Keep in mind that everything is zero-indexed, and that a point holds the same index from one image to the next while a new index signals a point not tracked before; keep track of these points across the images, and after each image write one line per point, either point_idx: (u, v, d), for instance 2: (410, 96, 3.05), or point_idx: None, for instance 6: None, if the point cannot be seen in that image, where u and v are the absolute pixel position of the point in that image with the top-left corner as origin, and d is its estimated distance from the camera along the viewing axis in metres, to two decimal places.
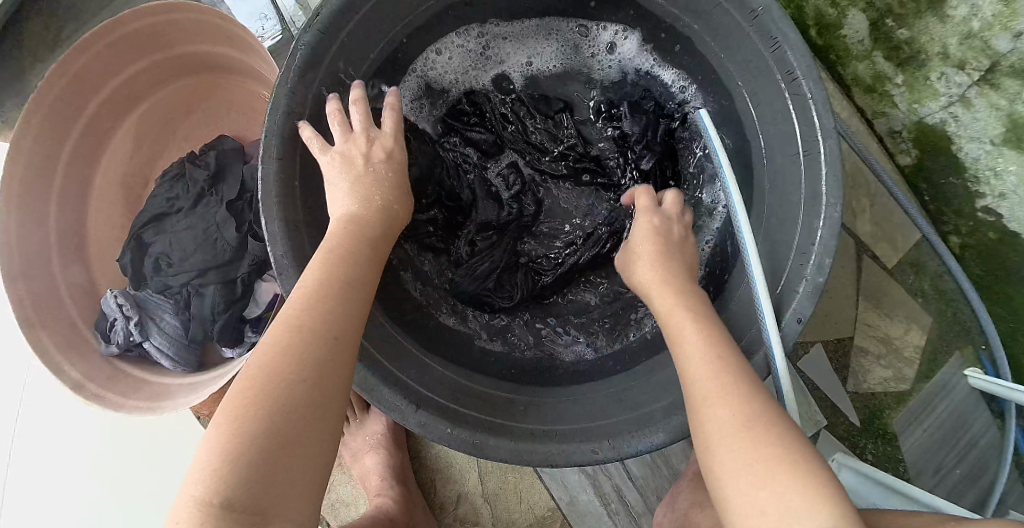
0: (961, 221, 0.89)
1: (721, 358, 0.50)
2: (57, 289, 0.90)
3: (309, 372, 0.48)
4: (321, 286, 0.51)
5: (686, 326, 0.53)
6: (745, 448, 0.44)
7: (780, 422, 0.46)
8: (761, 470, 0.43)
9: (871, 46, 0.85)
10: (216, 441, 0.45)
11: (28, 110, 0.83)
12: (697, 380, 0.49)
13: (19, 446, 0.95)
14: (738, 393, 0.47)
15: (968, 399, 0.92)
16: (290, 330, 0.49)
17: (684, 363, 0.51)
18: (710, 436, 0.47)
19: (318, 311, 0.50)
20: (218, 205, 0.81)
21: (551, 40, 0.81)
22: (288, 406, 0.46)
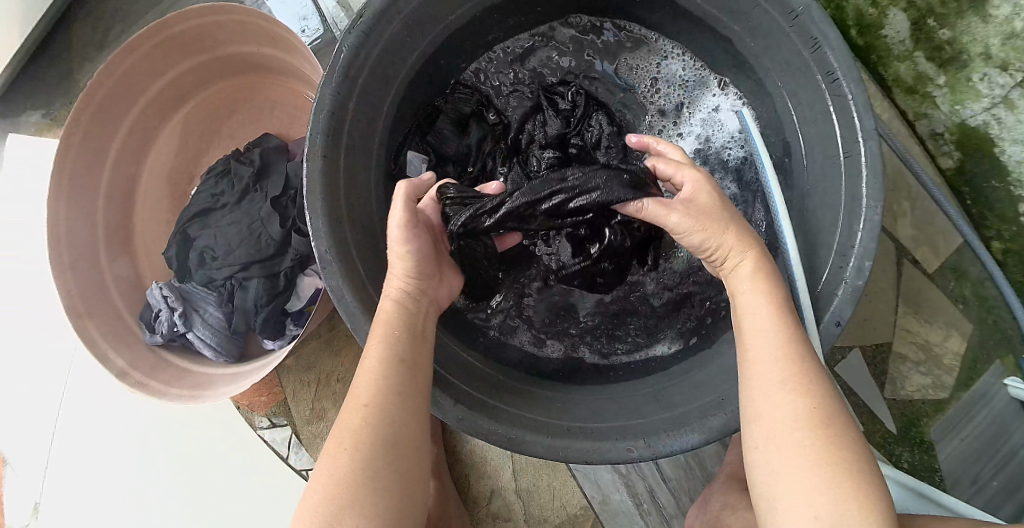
0: (1004, 226, 0.87)
1: (797, 345, 0.51)
2: (104, 281, 0.93)
3: (387, 445, 0.51)
4: (389, 360, 0.54)
5: (763, 310, 0.54)
6: (812, 449, 0.47)
7: (847, 426, 0.48)
8: (821, 478, 0.46)
9: (912, 46, 0.84)
10: (314, 507, 0.48)
11: (79, 107, 0.86)
12: (774, 367, 0.50)
13: (72, 431, 1.00)
14: (811, 390, 0.49)
15: (1007, 409, 0.90)
16: (351, 428, 0.51)
17: (759, 345, 0.52)
18: (776, 428, 0.49)
19: (375, 408, 0.51)
20: (262, 201, 0.84)
21: (646, 53, 0.79)
22: (355, 503, 0.48)
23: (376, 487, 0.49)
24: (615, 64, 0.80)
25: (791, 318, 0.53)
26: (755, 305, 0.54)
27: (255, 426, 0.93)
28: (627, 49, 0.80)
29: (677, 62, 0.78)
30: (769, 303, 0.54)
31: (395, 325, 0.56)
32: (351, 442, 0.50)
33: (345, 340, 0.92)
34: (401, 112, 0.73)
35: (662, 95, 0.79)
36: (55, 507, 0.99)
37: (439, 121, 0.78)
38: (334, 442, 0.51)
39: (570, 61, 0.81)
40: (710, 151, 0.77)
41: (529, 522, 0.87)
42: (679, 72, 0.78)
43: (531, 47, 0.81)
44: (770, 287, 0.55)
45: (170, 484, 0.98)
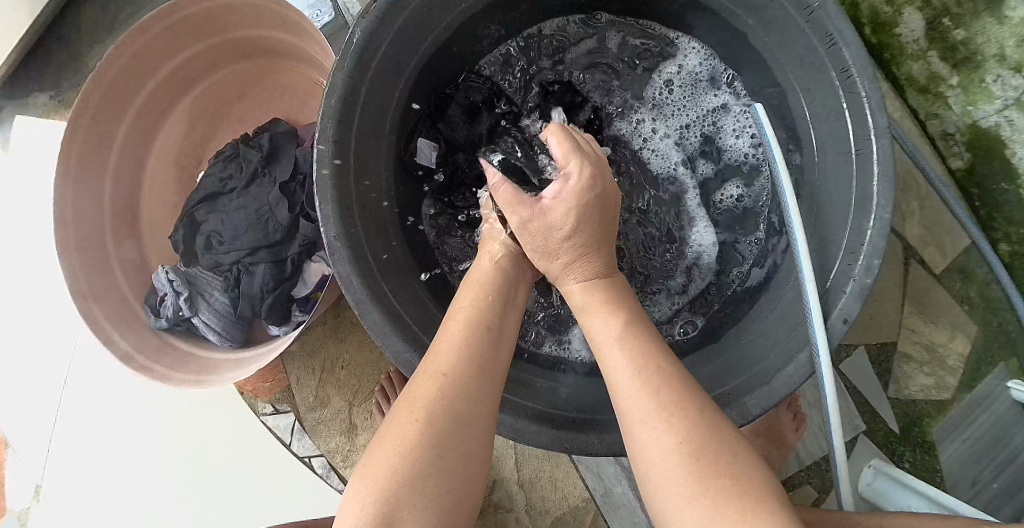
0: (1012, 228, 0.87)
1: (649, 375, 0.48)
2: (109, 263, 0.93)
3: (472, 394, 0.51)
4: (477, 319, 0.56)
5: (613, 342, 0.52)
6: (689, 483, 0.44)
7: (725, 447, 0.45)
8: (703, 514, 0.43)
9: (927, 46, 0.83)
10: (394, 435, 0.49)
11: (87, 90, 0.85)
12: (633, 405, 0.48)
13: (74, 413, 1.00)
14: (676, 419, 0.46)
15: (1009, 412, 0.90)
16: (427, 395, 0.50)
17: (613, 381, 0.50)
18: (648, 465, 0.46)
19: (453, 378, 0.51)
20: (271, 186, 0.84)
21: (667, 56, 0.80)
22: (425, 470, 0.47)
23: (446, 458, 0.48)
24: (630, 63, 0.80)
25: (646, 343, 0.51)
26: (606, 342, 0.52)
27: (259, 412, 0.93)
28: (647, 50, 0.80)
29: (698, 64, 0.79)
30: (618, 334, 0.52)
31: (480, 299, 0.58)
32: (426, 409, 0.50)
33: (351, 329, 0.92)
34: (412, 98, 0.72)
35: (676, 95, 0.79)
36: (59, 489, 0.99)
37: (449, 109, 0.78)
38: (406, 406, 0.51)
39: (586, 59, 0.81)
40: (695, 172, 0.79)
41: (530, 513, 0.87)
42: (701, 78, 0.79)
43: (548, 41, 0.81)
44: (617, 318, 0.54)
45: (171, 466, 0.98)
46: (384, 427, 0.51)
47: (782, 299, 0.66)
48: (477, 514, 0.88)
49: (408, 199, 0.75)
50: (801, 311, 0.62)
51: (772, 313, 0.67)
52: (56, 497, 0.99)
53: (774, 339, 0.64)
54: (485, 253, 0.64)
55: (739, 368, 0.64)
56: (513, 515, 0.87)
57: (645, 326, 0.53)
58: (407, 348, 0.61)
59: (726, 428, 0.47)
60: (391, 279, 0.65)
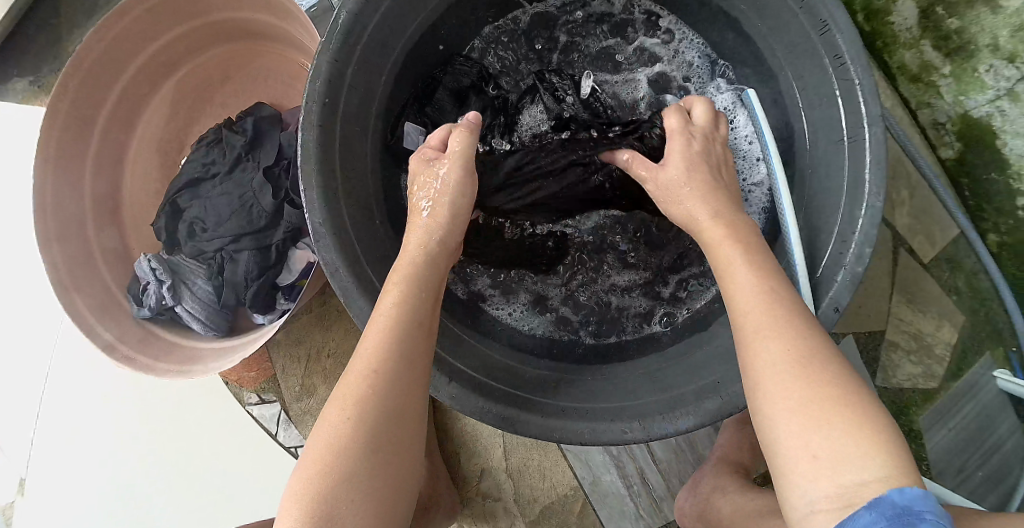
0: (1000, 219, 0.88)
1: (772, 288, 0.48)
2: (91, 252, 0.91)
3: (400, 389, 0.50)
4: (404, 307, 0.53)
5: (734, 261, 0.51)
6: (797, 382, 0.43)
7: (834, 360, 0.44)
8: (814, 411, 0.42)
9: (920, 34, 0.83)
10: (324, 436, 0.48)
11: (65, 74, 0.83)
12: (753, 317, 0.47)
13: (56, 404, 0.98)
14: (790, 325, 0.46)
15: (995, 402, 0.91)
16: (355, 396, 0.49)
17: (732, 293, 0.50)
18: (758, 369, 0.45)
19: (381, 377, 0.50)
20: (254, 171, 0.82)
21: (659, 39, 0.79)
22: (355, 473, 0.47)
23: (376, 459, 0.48)
24: (623, 48, 0.80)
25: (767, 265, 0.50)
26: (733, 262, 0.51)
27: (244, 401, 0.92)
28: (641, 35, 0.79)
29: (689, 49, 0.78)
30: (743, 255, 0.51)
31: (409, 283, 0.55)
32: (354, 411, 0.48)
33: (337, 317, 0.91)
34: (399, 82, 0.71)
35: (668, 82, 0.79)
36: (40, 481, 0.97)
37: (438, 93, 0.75)
38: (335, 408, 0.49)
39: (578, 42, 0.80)
40: None
41: (518, 501, 0.87)
42: (694, 62, 0.78)
43: (541, 26, 0.80)
44: (740, 244, 0.52)
45: (156, 458, 0.97)
46: (316, 425, 0.50)
47: None
48: (466, 502, 0.88)
49: (394, 185, 0.74)
50: (791, 299, 0.61)
51: None
52: (39, 490, 0.97)
53: None
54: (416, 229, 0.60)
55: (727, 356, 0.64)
56: (501, 504, 0.87)
57: (764, 253, 0.52)
58: None
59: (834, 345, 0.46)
60: (378, 268, 0.64)
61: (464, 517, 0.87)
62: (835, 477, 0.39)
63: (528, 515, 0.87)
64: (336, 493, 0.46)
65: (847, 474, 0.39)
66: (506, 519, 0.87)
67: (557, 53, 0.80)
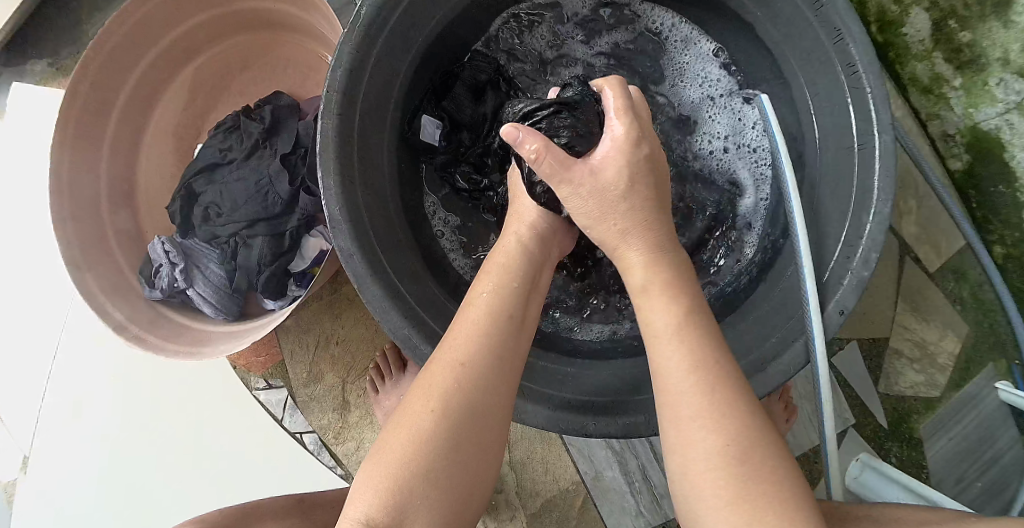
0: (1006, 230, 0.88)
1: (701, 363, 0.46)
2: (105, 234, 0.92)
3: (486, 386, 0.50)
4: (495, 308, 0.54)
5: (661, 318, 0.48)
6: (728, 493, 0.42)
7: (767, 452, 0.44)
8: (742, 522, 0.42)
9: (932, 46, 0.84)
10: (406, 427, 0.49)
11: (87, 57, 0.84)
12: (683, 401, 0.45)
13: (63, 382, 0.99)
14: (723, 421, 0.44)
15: (996, 413, 0.91)
16: (441, 388, 0.49)
17: (660, 364, 0.47)
18: (688, 463, 0.44)
19: (469, 375, 0.50)
20: (271, 158, 0.83)
21: (661, 38, 0.80)
22: (434, 463, 0.47)
23: (458, 450, 0.48)
24: (624, 44, 0.81)
25: (704, 344, 0.47)
26: (662, 331, 0.48)
27: (251, 386, 0.93)
28: (641, 30, 0.80)
29: (695, 47, 0.79)
30: (674, 324, 0.48)
31: (505, 285, 0.56)
32: (439, 402, 0.49)
33: (347, 306, 0.92)
34: (418, 74, 0.72)
35: (670, 79, 0.80)
36: (46, 459, 0.98)
37: (456, 88, 0.77)
38: (420, 397, 0.50)
39: (580, 38, 0.81)
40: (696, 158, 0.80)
41: (520, 494, 0.88)
42: (698, 60, 0.79)
43: (540, 23, 0.80)
44: (676, 308, 0.48)
45: (160, 440, 0.98)
46: (397, 418, 0.51)
47: (779, 291, 0.67)
48: None
49: (409, 176, 0.74)
50: (798, 301, 0.62)
51: (769, 302, 0.67)
52: (43, 467, 0.98)
53: (770, 328, 0.65)
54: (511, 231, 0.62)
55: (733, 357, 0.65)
56: (503, 496, 0.88)
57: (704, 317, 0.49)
58: (406, 324, 0.61)
59: (770, 429, 0.45)
60: (392, 254, 0.64)
61: None
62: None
63: (530, 508, 0.88)
64: (412, 483, 0.47)
65: None
66: (507, 511, 0.88)
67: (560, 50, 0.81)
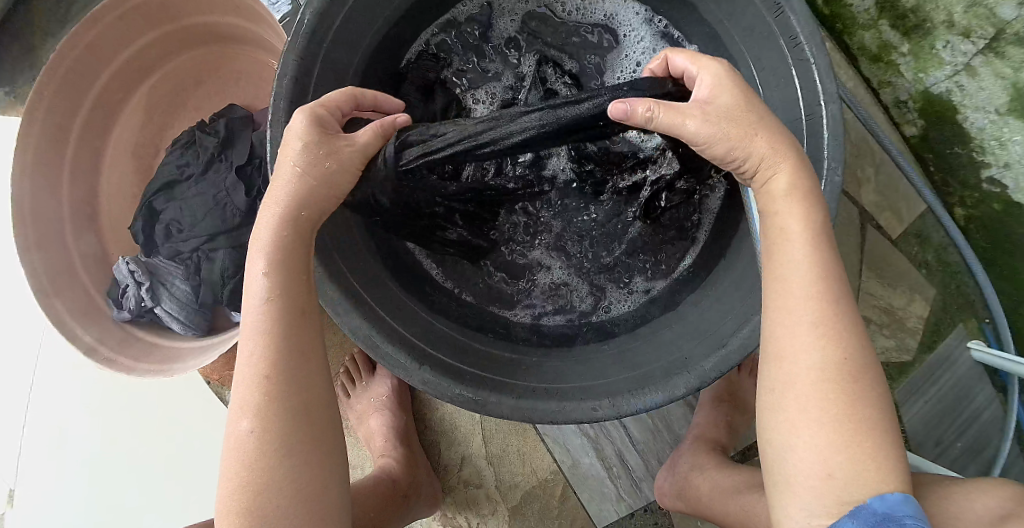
0: (966, 192, 0.89)
1: (833, 279, 0.49)
2: (71, 259, 0.91)
3: (296, 383, 0.50)
4: (274, 299, 0.51)
5: (802, 240, 0.50)
6: (834, 399, 0.46)
7: (868, 381, 0.47)
8: (841, 430, 0.45)
9: (877, 15, 0.84)
10: (235, 446, 0.49)
11: (40, 82, 0.84)
12: (808, 302, 0.48)
13: (40, 410, 0.98)
14: (844, 335, 0.48)
15: (971, 373, 0.92)
16: (254, 400, 0.49)
17: (791, 271, 0.50)
18: (800, 369, 0.47)
19: (275, 379, 0.49)
20: (228, 171, 0.84)
21: (590, 12, 0.81)
22: (263, 488, 0.48)
23: (290, 456, 0.48)
24: (555, 22, 0.81)
25: (832, 259, 0.50)
26: (795, 239, 0.50)
27: (226, 400, 0.95)
28: (570, 6, 0.81)
29: (628, 14, 0.80)
30: (813, 240, 0.50)
31: (274, 265, 0.51)
32: (255, 419, 0.48)
33: None
34: (367, 76, 0.72)
35: (608, 50, 0.80)
36: (31, 487, 0.98)
37: (403, 88, 0.78)
38: (237, 415, 0.49)
39: (510, 23, 0.81)
40: None
41: (499, 488, 0.88)
42: (629, 28, 0.80)
43: (465, 10, 0.80)
44: (812, 225, 0.50)
45: (140, 462, 0.98)
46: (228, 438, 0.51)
47: (735, 267, 0.67)
48: (448, 492, 0.89)
49: None
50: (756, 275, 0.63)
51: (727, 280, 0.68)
52: (27, 495, 0.98)
53: (729, 303, 0.64)
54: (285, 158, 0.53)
55: (693, 333, 0.65)
56: (483, 491, 0.88)
57: (833, 255, 0.50)
58: (364, 325, 0.60)
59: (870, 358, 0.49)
60: (349, 258, 0.64)
61: (446, 506, 0.89)
62: (844, 493, 0.44)
63: (509, 501, 0.88)
64: (256, 498, 0.48)
65: (854, 491, 0.44)
66: (488, 506, 0.88)
67: (496, 37, 0.81)
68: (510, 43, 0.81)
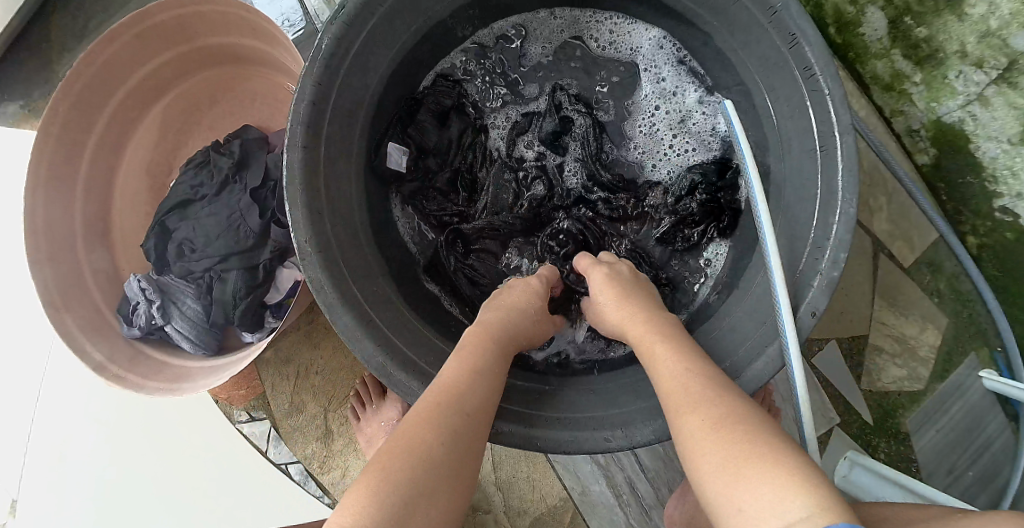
0: (979, 221, 0.89)
1: (691, 369, 0.53)
2: (82, 273, 0.91)
3: (483, 430, 0.53)
4: (493, 369, 0.58)
5: (658, 347, 0.57)
6: (718, 445, 0.45)
7: (750, 421, 0.46)
8: (734, 467, 0.43)
9: (890, 44, 0.85)
10: (408, 449, 0.47)
11: (56, 99, 0.85)
12: (675, 392, 0.52)
13: (47, 425, 0.98)
14: (704, 397, 0.49)
15: (983, 401, 0.91)
16: (447, 421, 0.50)
17: (657, 379, 0.55)
18: (683, 441, 0.48)
19: (470, 415, 0.52)
20: (241, 192, 0.84)
21: (614, 40, 0.81)
22: (424, 498, 0.45)
23: (453, 481, 0.48)
24: (579, 50, 0.81)
25: (690, 358, 0.54)
26: (657, 356, 0.56)
27: (234, 420, 0.93)
28: (594, 34, 0.81)
29: (653, 50, 0.79)
30: (668, 350, 0.56)
31: (501, 353, 0.61)
32: (446, 435, 0.49)
33: (325, 334, 0.92)
34: (383, 101, 0.72)
35: (628, 81, 0.81)
36: (35, 503, 0.98)
37: (420, 113, 0.78)
38: (422, 424, 0.50)
39: (533, 51, 0.82)
40: (664, 159, 0.80)
41: (508, 514, 0.87)
42: (652, 57, 0.80)
43: (489, 35, 0.81)
44: (670, 344, 0.57)
45: (146, 480, 0.97)
46: (391, 441, 0.49)
47: (749, 297, 0.67)
48: None
49: (381, 203, 0.74)
50: (770, 305, 0.62)
51: (742, 309, 0.67)
52: (32, 512, 0.97)
53: (744, 334, 0.64)
54: (525, 286, 0.69)
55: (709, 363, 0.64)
56: (491, 517, 0.88)
57: (694, 358, 0.54)
58: (379, 352, 0.60)
59: (746, 403, 0.48)
60: (363, 283, 0.64)
61: None
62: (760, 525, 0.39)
63: (518, 527, 0.87)
64: (413, 502, 0.44)
65: (772, 521, 0.39)
66: None
67: (517, 64, 0.82)
68: (532, 72, 0.82)
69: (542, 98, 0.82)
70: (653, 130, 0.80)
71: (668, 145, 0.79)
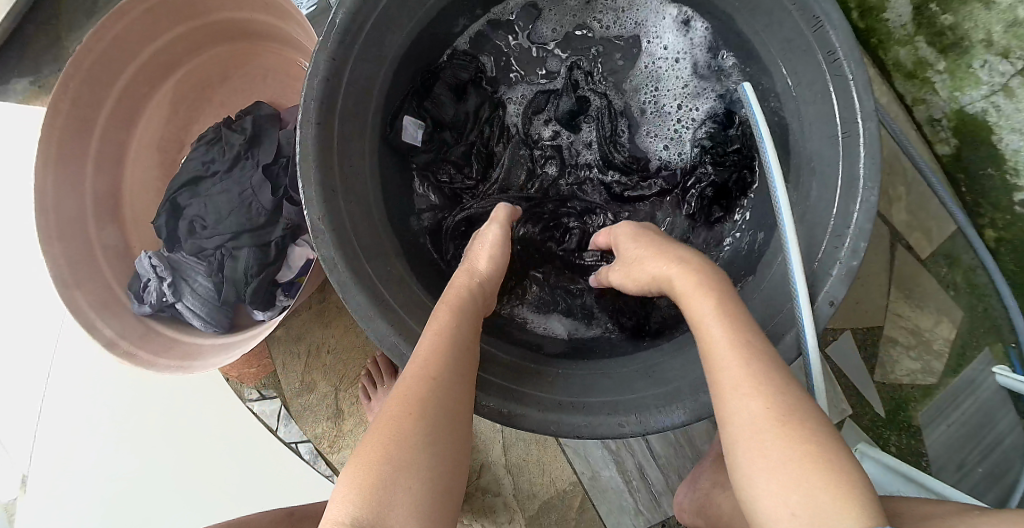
0: (997, 214, 0.88)
1: (747, 340, 0.50)
2: (93, 250, 0.91)
3: (459, 390, 0.52)
4: (455, 326, 0.56)
5: (706, 307, 0.52)
6: (779, 443, 0.44)
7: (812, 419, 0.46)
8: (796, 470, 0.43)
9: (914, 31, 0.83)
10: (383, 427, 0.48)
11: (67, 74, 0.84)
12: (729, 365, 0.49)
13: (56, 401, 0.98)
14: (769, 385, 0.47)
15: (995, 397, 0.91)
16: (416, 392, 0.50)
17: (706, 340, 0.51)
18: (738, 427, 0.47)
19: (438, 378, 0.51)
20: (253, 169, 0.83)
21: (630, 18, 0.79)
22: (403, 472, 0.46)
23: (434, 447, 0.48)
24: (594, 28, 0.80)
25: (739, 320, 0.51)
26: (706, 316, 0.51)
27: (244, 398, 0.93)
28: (609, 11, 0.79)
29: (668, 29, 0.78)
30: (717, 307, 0.52)
31: (462, 306, 0.59)
32: (417, 405, 0.49)
33: (336, 314, 0.92)
34: (397, 79, 0.71)
35: (644, 58, 0.79)
36: (43, 479, 0.98)
37: (437, 87, 0.77)
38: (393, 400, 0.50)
39: (548, 27, 0.80)
40: (680, 140, 0.79)
41: (517, 497, 0.87)
42: (668, 33, 0.78)
43: (505, 11, 0.79)
44: (716, 297, 0.52)
45: (155, 457, 0.97)
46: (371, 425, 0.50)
47: (767, 283, 0.66)
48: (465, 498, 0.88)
49: (394, 181, 0.73)
50: (787, 292, 0.61)
51: (759, 296, 0.66)
52: (40, 488, 0.98)
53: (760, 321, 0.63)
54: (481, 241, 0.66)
55: None
56: (500, 499, 0.88)
57: (747, 324, 0.51)
58: (391, 332, 0.60)
59: (805, 396, 0.47)
60: (376, 263, 0.63)
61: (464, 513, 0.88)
62: None
63: (527, 510, 0.87)
64: (392, 479, 0.45)
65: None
66: (505, 514, 0.88)
67: (532, 42, 0.81)
68: (547, 49, 0.81)
69: (557, 77, 0.81)
70: (669, 111, 0.79)
71: (684, 126, 0.78)
